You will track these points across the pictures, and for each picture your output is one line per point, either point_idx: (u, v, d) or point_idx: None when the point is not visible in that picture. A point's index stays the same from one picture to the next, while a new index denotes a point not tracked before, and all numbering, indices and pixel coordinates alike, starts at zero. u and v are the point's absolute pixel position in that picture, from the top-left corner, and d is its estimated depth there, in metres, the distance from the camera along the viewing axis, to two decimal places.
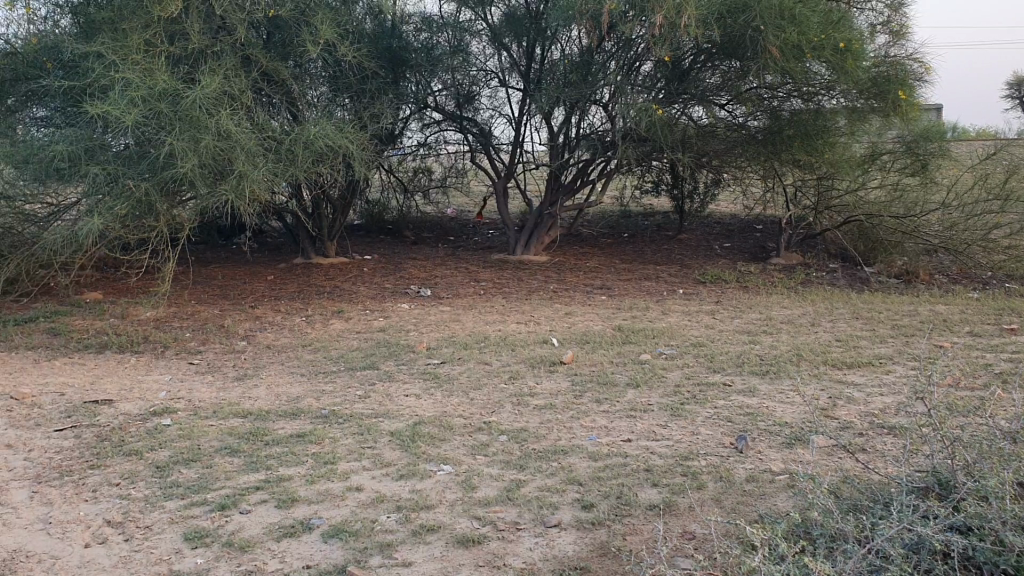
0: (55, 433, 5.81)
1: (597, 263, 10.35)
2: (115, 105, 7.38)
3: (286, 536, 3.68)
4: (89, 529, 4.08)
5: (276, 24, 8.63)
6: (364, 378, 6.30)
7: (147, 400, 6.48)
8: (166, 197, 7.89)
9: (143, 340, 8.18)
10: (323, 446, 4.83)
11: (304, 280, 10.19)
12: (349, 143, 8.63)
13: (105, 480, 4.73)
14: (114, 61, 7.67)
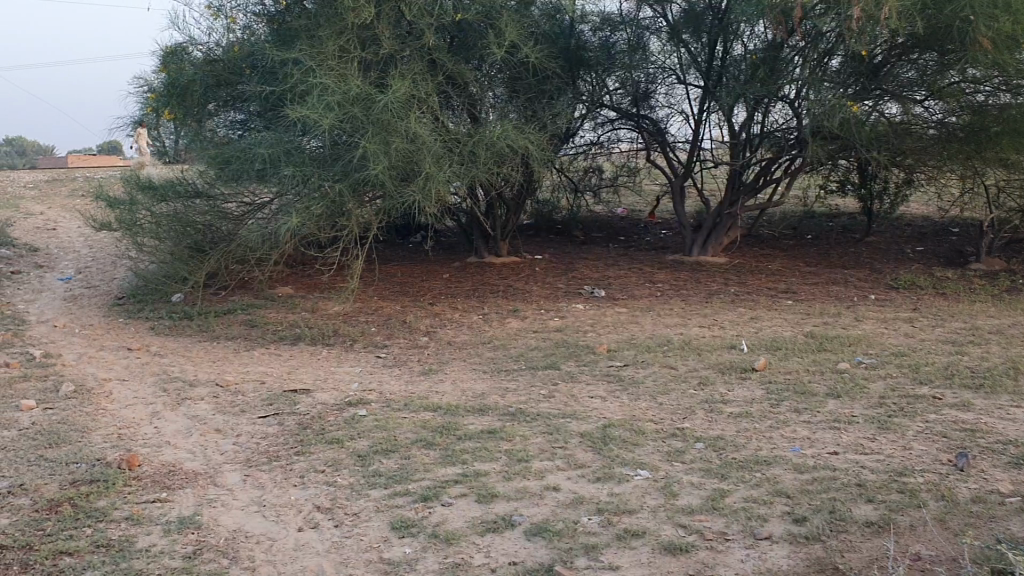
0: (260, 420, 6.14)
1: (779, 266, 10.02)
2: (314, 110, 7.70)
3: (490, 531, 3.74)
4: (302, 512, 4.27)
5: (461, 27, 8.72)
6: (548, 377, 6.33)
7: (342, 391, 6.76)
8: (356, 197, 8.18)
9: (333, 334, 8.54)
10: (516, 443, 4.87)
11: (479, 278, 10.35)
12: (529, 143, 8.67)
13: (311, 466, 4.95)
14: (312, 67, 8.00)
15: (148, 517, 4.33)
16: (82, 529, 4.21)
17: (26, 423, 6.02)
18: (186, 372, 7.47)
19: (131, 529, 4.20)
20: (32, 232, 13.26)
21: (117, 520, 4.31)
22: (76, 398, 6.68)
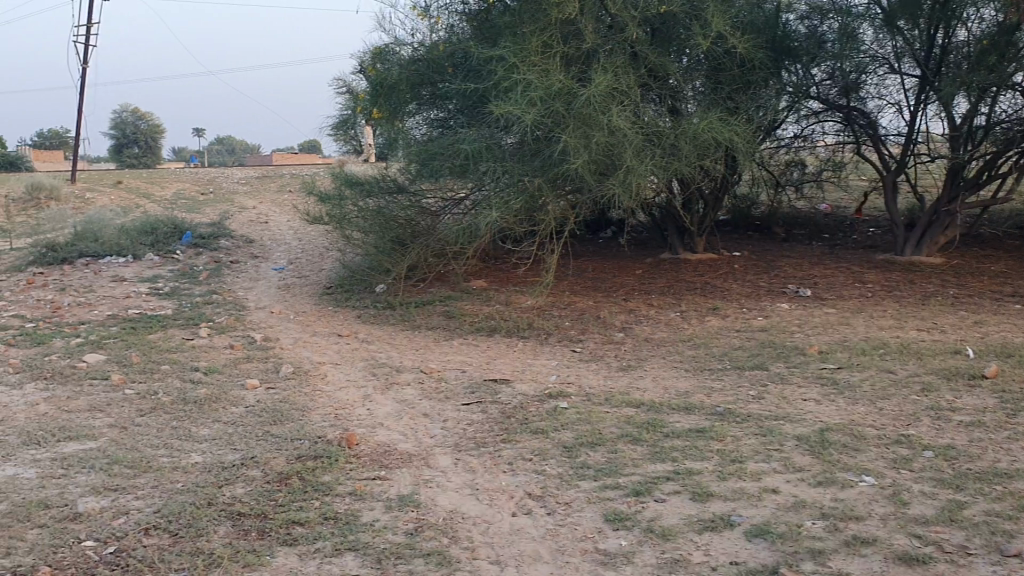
0: (465, 407, 6.30)
1: (1003, 267, 9.32)
2: (517, 105, 7.77)
3: (707, 530, 3.68)
4: (514, 498, 4.35)
5: (664, 19, 8.58)
6: (755, 377, 6.16)
7: (542, 382, 6.84)
8: (556, 191, 8.21)
9: (529, 326, 8.66)
10: (726, 443, 4.76)
11: (674, 275, 10.20)
12: (735, 135, 8.41)
13: (519, 454, 5.03)
14: (515, 63, 8.08)
15: (370, 494, 4.51)
16: (311, 501, 4.42)
17: (251, 400, 6.38)
18: (392, 358, 7.77)
19: (355, 504, 4.39)
20: (247, 225, 14.19)
21: (341, 495, 4.51)
22: (294, 379, 7.07)
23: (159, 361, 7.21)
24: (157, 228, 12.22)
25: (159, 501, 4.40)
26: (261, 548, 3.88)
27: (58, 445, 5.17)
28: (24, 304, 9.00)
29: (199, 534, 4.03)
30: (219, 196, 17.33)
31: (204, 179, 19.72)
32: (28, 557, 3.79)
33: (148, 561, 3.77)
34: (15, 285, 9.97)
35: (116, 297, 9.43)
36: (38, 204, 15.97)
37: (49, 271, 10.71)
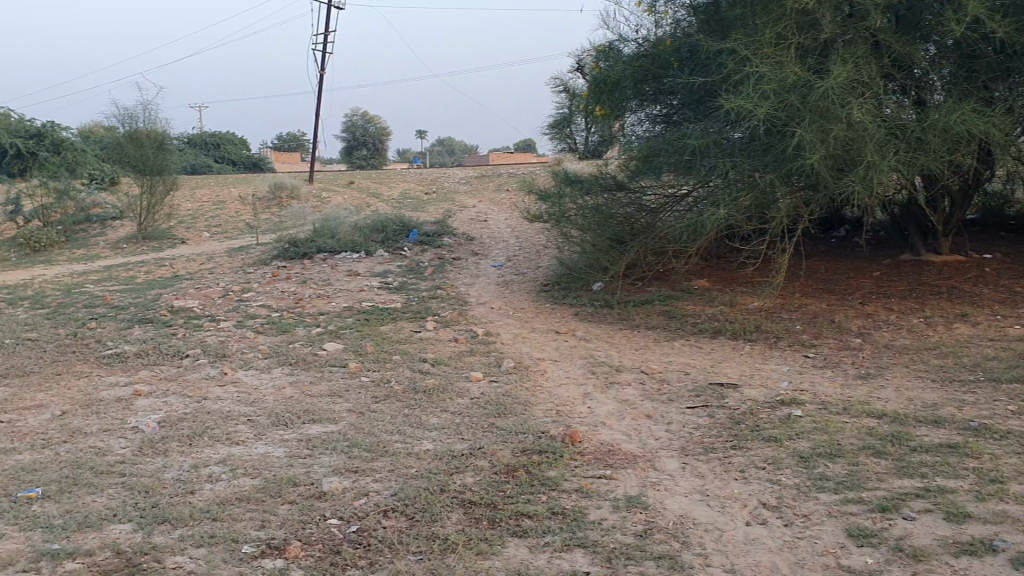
0: (689, 409, 6.15)
1: None
2: (749, 99, 7.51)
3: (966, 555, 3.42)
4: (747, 507, 4.21)
5: (911, 4, 8.02)
6: (1014, 392, 5.63)
7: (771, 388, 6.58)
8: (788, 188, 7.86)
9: (755, 329, 8.36)
10: (984, 462, 4.38)
11: (915, 278, 9.53)
12: (991, 127, 7.72)
13: (751, 462, 4.84)
14: (747, 56, 7.81)
15: (597, 492, 4.48)
16: (538, 494, 4.42)
17: (475, 392, 6.53)
18: (612, 357, 7.73)
19: (582, 501, 4.37)
20: (468, 223, 14.59)
21: (568, 490, 4.49)
22: (516, 373, 7.18)
23: (391, 352, 7.54)
24: (387, 226, 12.82)
25: (395, 485, 4.53)
26: (494, 538, 3.92)
27: (303, 427, 5.50)
28: (269, 294, 9.68)
29: (434, 520, 4.10)
30: (441, 196, 17.98)
31: (427, 179, 20.51)
32: (281, 530, 3.97)
33: (388, 542, 3.86)
34: (261, 277, 10.74)
35: (350, 290, 9.96)
36: (280, 202, 17.18)
37: (291, 265, 11.48)
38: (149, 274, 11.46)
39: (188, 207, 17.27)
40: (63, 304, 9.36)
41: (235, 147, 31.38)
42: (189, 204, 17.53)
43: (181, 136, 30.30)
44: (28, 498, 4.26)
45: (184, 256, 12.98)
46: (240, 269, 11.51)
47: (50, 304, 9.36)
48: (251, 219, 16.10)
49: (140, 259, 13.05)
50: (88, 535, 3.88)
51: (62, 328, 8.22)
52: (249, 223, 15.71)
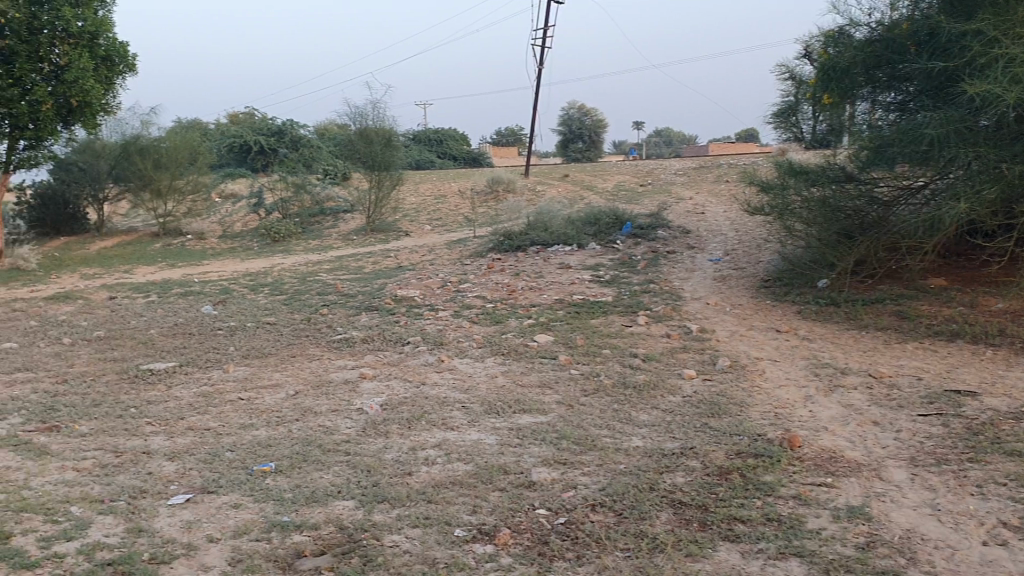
0: (921, 417, 5.72)
1: None
2: (997, 84, 6.87)
3: None
4: (985, 526, 3.87)
5: None
6: None
7: (1016, 398, 6.00)
8: None
9: (1000, 333, 7.65)
10: None
11: None
12: None
13: (991, 477, 4.44)
14: (996, 37, 7.15)
15: (816, 500, 4.25)
16: (752, 499, 4.25)
17: (688, 390, 6.39)
18: (836, 359, 7.33)
19: (800, 508, 4.16)
20: (684, 216, 14.31)
21: (784, 496, 4.30)
22: (732, 372, 6.96)
23: (603, 346, 7.53)
24: (601, 218, 12.77)
25: (604, 479, 4.51)
26: (704, 541, 3.81)
27: (515, 417, 5.60)
28: (485, 285, 9.93)
29: (643, 517, 4.04)
30: (658, 188, 17.76)
31: (645, 171, 20.32)
32: (491, 517, 4.04)
33: (596, 536, 3.84)
34: (478, 269, 11.04)
35: (563, 283, 10.03)
36: (498, 195, 17.59)
37: (506, 257, 11.72)
38: (375, 265, 12.07)
39: (412, 202, 18.05)
40: (299, 291, 10.04)
41: (457, 142, 32.41)
42: (413, 198, 18.33)
43: (408, 132, 31.70)
44: (263, 472, 4.58)
45: (408, 248, 13.58)
46: (458, 261, 11.89)
47: (287, 291, 10.06)
48: (469, 212, 16.59)
49: (367, 250, 13.77)
50: (314, 509, 4.12)
51: (297, 313, 8.82)
52: (469, 216, 16.18)
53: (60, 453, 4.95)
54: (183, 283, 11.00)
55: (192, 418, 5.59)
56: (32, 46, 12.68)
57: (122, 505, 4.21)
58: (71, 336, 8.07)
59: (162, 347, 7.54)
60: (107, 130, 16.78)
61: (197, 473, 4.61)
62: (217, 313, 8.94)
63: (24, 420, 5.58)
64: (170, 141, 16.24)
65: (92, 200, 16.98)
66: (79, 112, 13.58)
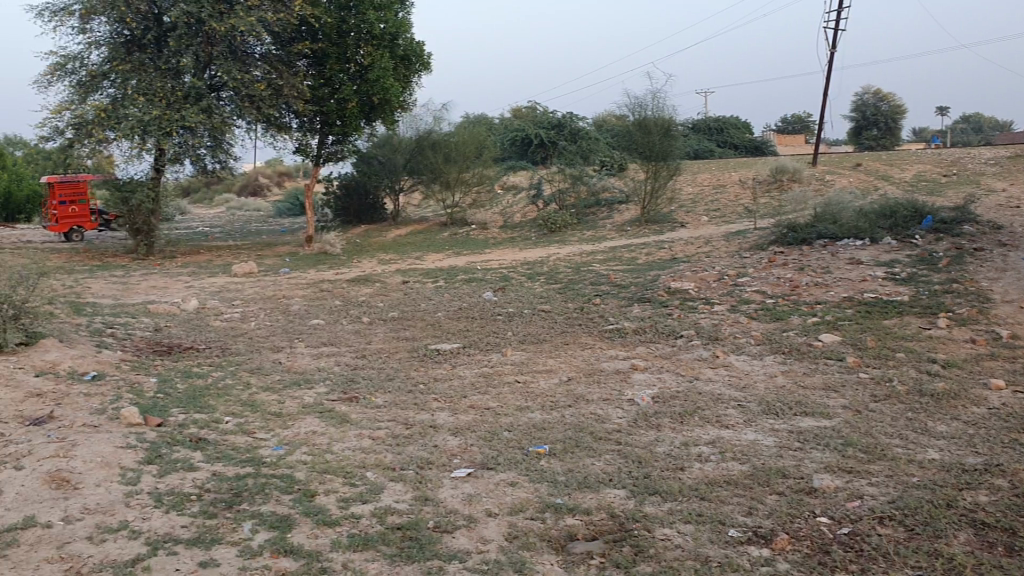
0: None
1: None
2: None
3: None
4: None
5: None
6: None
7: None
8: None
9: None
10: None
11: None
12: None
13: None
14: None
15: None
16: None
17: (995, 401, 5.78)
18: None
19: None
20: (994, 209, 12.99)
21: None
22: None
23: (895, 348, 6.99)
24: (897, 211, 11.49)
25: (894, 492, 4.20)
26: (1009, 567, 3.43)
27: (795, 419, 5.36)
28: (765, 280, 9.54)
29: (938, 536, 3.72)
30: (963, 178, 16.27)
31: (948, 159, 18.69)
32: (768, 520, 3.90)
33: (883, 550, 3.59)
34: (756, 262, 10.69)
35: (853, 279, 9.32)
36: (782, 185, 16.92)
37: (788, 251, 11.26)
38: (650, 256, 12.05)
39: (689, 193, 17.83)
40: (575, 280, 10.23)
41: (738, 131, 31.57)
42: (692, 188, 18.13)
43: (688, 122, 31.31)
44: (538, 454, 4.71)
45: (684, 239, 13.43)
46: (736, 254, 11.58)
47: (563, 280, 10.29)
48: (750, 203, 16.07)
49: (642, 241, 13.77)
50: (588, 495, 4.18)
51: (572, 302, 9.00)
52: (750, 207, 15.70)
53: (357, 422, 5.37)
54: (467, 270, 11.57)
55: (473, 397, 5.87)
56: (341, 48, 13.95)
57: (410, 474, 4.50)
58: (368, 315, 8.74)
59: (447, 329, 7.97)
60: (403, 126, 17.93)
61: (477, 450, 4.83)
62: (498, 299, 9.32)
63: (329, 389, 6.12)
64: (458, 136, 17.08)
65: (389, 192, 18.34)
66: (380, 110, 14.54)
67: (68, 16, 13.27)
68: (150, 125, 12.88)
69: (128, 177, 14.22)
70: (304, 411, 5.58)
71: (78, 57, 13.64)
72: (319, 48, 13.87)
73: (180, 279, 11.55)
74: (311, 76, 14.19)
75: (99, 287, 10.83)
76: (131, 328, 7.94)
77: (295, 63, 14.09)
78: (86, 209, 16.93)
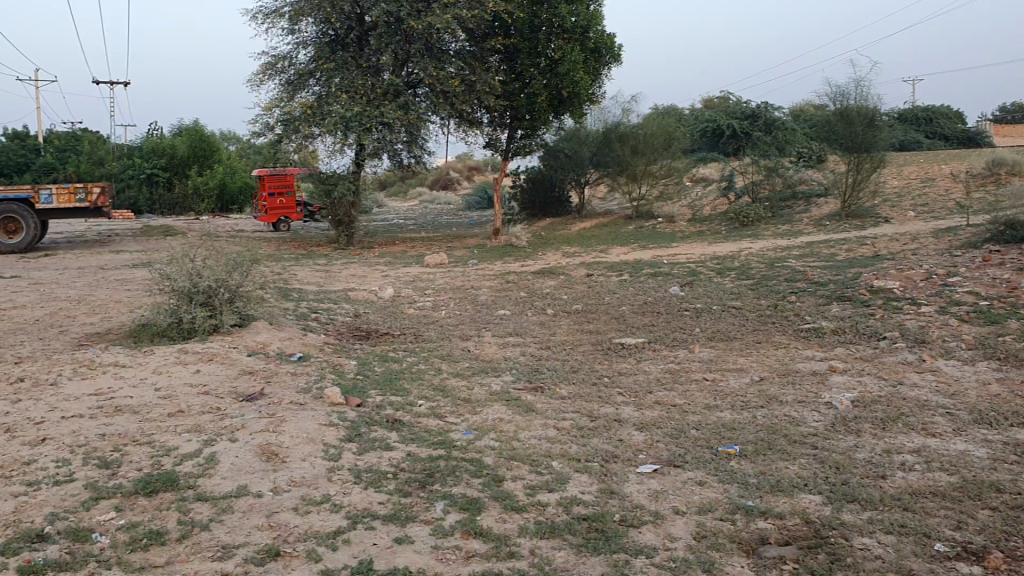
0: None
1: None
2: None
3: None
4: None
5: None
6: None
7: None
8: None
9: None
10: None
11: None
12: None
13: None
14: None
15: None
16: None
17: None
18: None
19: None
20: None
21: None
22: None
23: None
24: None
25: None
26: None
27: (1012, 430, 4.97)
28: (979, 280, 8.54)
29: None
30: None
31: None
32: (979, 536, 3.63)
33: None
34: (968, 259, 9.98)
35: None
36: (999, 178, 15.71)
37: (1006, 249, 10.46)
38: (850, 253, 11.52)
39: (892, 186, 16.88)
40: (767, 276, 9.92)
41: (950, 121, 29.63)
42: (897, 182, 17.19)
43: (893, 112, 29.68)
44: (728, 455, 4.61)
45: (887, 235, 12.73)
46: (945, 251, 10.86)
47: (755, 276, 10.00)
48: (962, 197, 15.02)
49: (841, 236, 13.17)
50: (780, 499, 4.05)
51: (764, 299, 8.74)
52: (961, 201, 14.69)
53: (544, 412, 5.43)
54: (654, 264, 11.46)
55: (660, 393, 5.81)
56: (533, 42, 14.11)
57: (597, 466, 4.51)
58: (554, 308, 8.82)
59: (633, 323, 7.93)
60: (592, 119, 17.99)
61: (664, 446, 4.78)
62: (685, 295, 9.16)
63: (516, 378, 6.23)
64: (647, 128, 16.85)
65: (576, 185, 18.43)
66: (569, 104, 14.35)
67: (279, 18, 14.10)
68: (352, 121, 13.50)
69: (330, 171, 14.96)
70: (492, 399, 5.70)
71: (288, 57, 14.56)
72: (511, 43, 14.14)
73: (377, 269, 12.06)
74: (503, 71, 14.52)
75: (304, 274, 11.49)
76: (332, 314, 8.37)
77: (487, 59, 14.44)
78: (293, 202, 17.93)
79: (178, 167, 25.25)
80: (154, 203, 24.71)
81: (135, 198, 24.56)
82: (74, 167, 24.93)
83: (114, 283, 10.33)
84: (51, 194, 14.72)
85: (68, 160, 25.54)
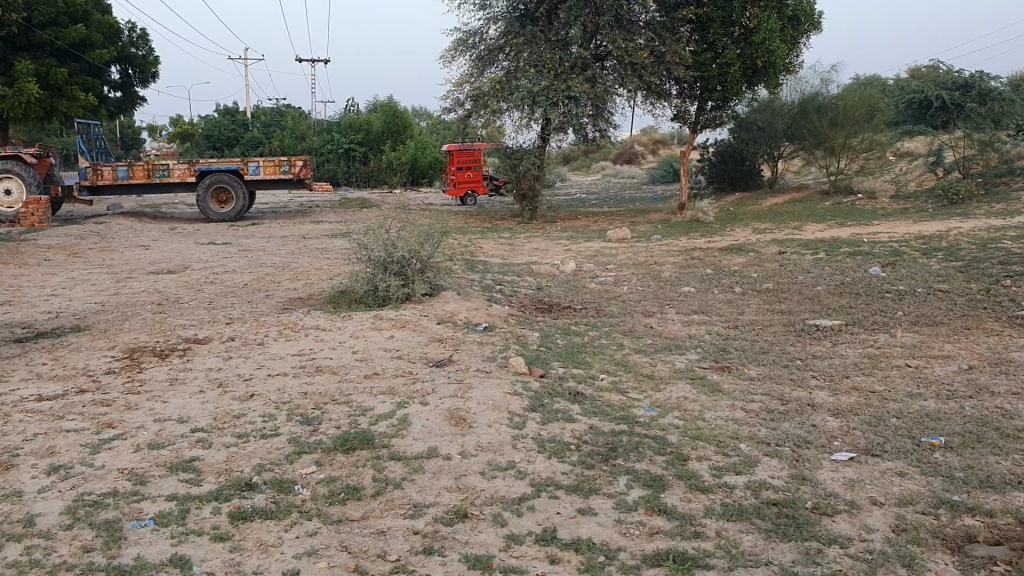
0: None
1: None
2: None
3: None
4: None
5: None
6: None
7: None
8: None
9: None
10: None
11: None
12: None
13: None
14: None
15: None
16: None
17: None
18: None
19: None
20: None
21: None
22: None
23: None
24: None
25: None
26: None
27: None
28: None
29: None
30: None
31: None
32: None
33: None
34: None
35: None
36: None
37: None
38: None
39: None
40: (978, 258, 9.25)
41: None
42: None
43: None
44: (932, 445, 4.35)
45: None
46: None
47: (964, 258, 9.35)
48: None
49: None
50: (990, 496, 3.78)
51: (975, 283, 8.15)
52: None
53: (731, 392, 5.31)
54: (852, 243, 10.93)
55: (856, 378, 5.56)
56: (727, 12, 13.59)
57: (787, 451, 4.37)
58: (742, 285, 8.59)
59: (827, 304, 7.60)
60: (788, 89, 17.60)
61: (861, 434, 4.56)
62: (885, 276, 8.69)
63: (702, 357, 6.12)
64: (847, 100, 15.94)
65: (767, 158, 17.83)
66: (763, 73, 13.84)
67: None
68: (539, 96, 13.65)
69: (517, 145, 15.12)
70: (677, 376, 5.64)
71: (479, 33, 14.90)
72: (703, 13, 13.69)
73: (560, 243, 12.12)
74: (694, 41, 14.05)
75: (489, 247, 11.72)
76: (516, 286, 8.50)
77: (679, 29, 14.08)
78: (480, 175, 18.28)
79: (373, 142, 26.32)
80: (352, 175, 25.94)
81: (333, 170, 25.85)
82: (278, 142, 26.43)
83: (315, 251, 10.88)
84: (258, 166, 15.70)
85: (273, 135, 27.09)
